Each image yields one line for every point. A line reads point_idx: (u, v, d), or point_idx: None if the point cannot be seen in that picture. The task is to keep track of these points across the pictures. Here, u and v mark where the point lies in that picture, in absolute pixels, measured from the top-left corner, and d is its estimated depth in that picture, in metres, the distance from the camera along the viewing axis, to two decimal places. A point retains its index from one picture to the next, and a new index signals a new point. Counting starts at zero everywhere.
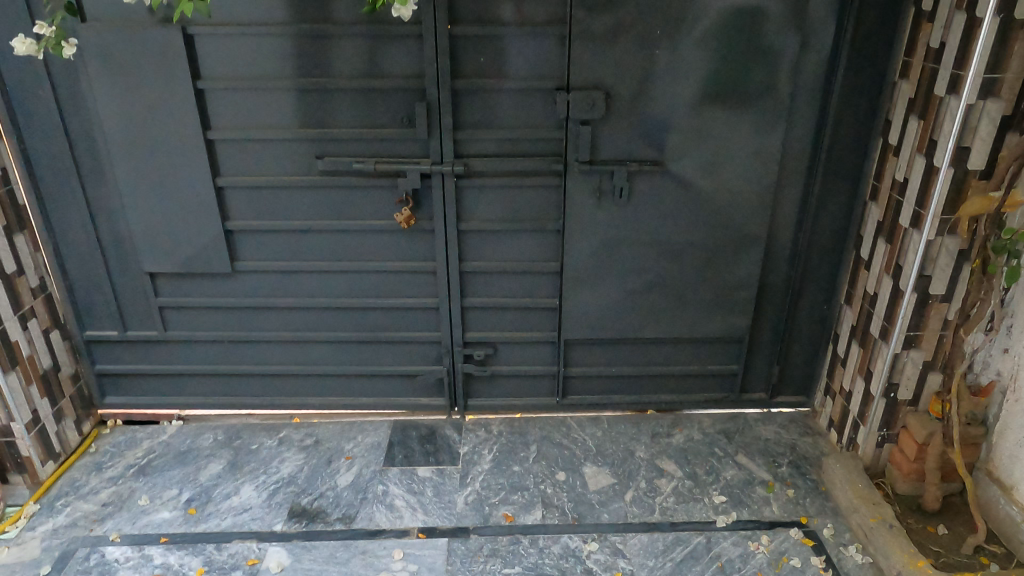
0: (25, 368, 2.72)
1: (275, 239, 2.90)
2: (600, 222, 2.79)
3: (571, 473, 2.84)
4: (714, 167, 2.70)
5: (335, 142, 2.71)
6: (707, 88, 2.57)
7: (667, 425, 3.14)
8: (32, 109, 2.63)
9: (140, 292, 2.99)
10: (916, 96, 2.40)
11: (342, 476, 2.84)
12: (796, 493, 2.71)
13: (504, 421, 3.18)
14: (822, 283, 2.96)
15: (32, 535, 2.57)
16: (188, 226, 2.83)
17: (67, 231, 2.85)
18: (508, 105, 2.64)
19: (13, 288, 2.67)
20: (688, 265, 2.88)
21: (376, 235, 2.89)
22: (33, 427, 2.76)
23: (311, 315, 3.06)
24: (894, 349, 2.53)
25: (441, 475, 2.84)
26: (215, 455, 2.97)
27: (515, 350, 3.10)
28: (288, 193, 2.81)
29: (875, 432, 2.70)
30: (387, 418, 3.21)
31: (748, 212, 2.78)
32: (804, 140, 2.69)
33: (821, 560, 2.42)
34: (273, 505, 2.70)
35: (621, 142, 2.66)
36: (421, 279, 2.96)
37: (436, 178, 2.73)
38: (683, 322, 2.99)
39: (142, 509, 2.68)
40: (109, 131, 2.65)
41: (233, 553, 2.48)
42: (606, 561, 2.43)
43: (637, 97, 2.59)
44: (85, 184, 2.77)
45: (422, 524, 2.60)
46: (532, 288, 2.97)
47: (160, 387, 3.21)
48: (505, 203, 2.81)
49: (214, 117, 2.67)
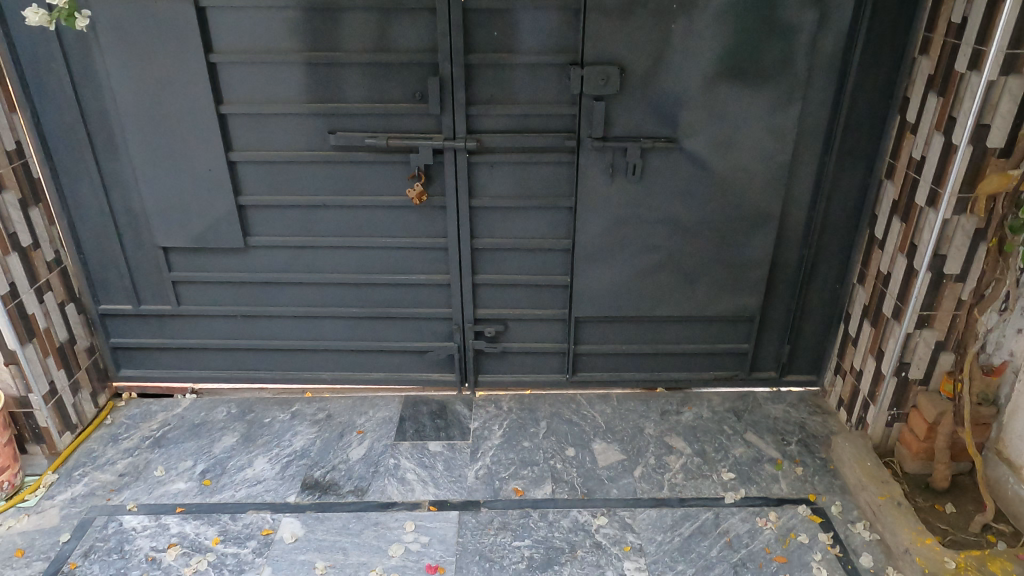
0: (42, 340, 2.75)
1: (288, 214, 2.90)
2: (613, 199, 2.78)
3: (580, 449, 2.87)
4: (728, 144, 2.68)
5: (347, 118, 2.71)
6: (724, 63, 2.54)
7: (676, 402, 3.15)
8: (45, 82, 2.63)
9: (153, 267, 3.01)
10: (936, 72, 2.36)
11: (354, 449, 2.88)
12: (804, 471, 2.73)
13: (515, 397, 3.20)
14: (835, 261, 2.94)
15: (51, 503, 2.62)
16: (201, 201, 2.84)
17: (82, 205, 2.86)
18: (521, 80, 2.62)
19: (30, 261, 2.70)
20: (700, 244, 2.87)
21: (388, 212, 2.89)
22: (50, 398, 2.80)
23: (323, 290, 3.07)
24: (907, 328, 2.52)
25: (451, 450, 2.87)
26: (228, 428, 3.01)
27: (526, 327, 3.11)
28: (300, 169, 2.81)
29: (886, 411, 2.71)
30: (398, 393, 3.23)
31: (762, 191, 2.77)
32: (820, 118, 2.67)
33: (828, 536, 2.43)
34: (287, 477, 2.74)
35: (635, 119, 2.64)
36: (432, 255, 2.96)
37: (448, 154, 2.72)
38: (695, 301, 2.99)
39: (159, 479, 2.73)
40: (121, 105, 2.66)
41: (247, 523, 2.52)
42: (615, 535, 2.45)
43: (653, 73, 2.56)
44: (98, 158, 2.78)
45: (433, 497, 2.63)
46: (544, 265, 2.97)
47: (174, 360, 3.24)
48: (517, 180, 2.80)
49: (227, 90, 2.67)
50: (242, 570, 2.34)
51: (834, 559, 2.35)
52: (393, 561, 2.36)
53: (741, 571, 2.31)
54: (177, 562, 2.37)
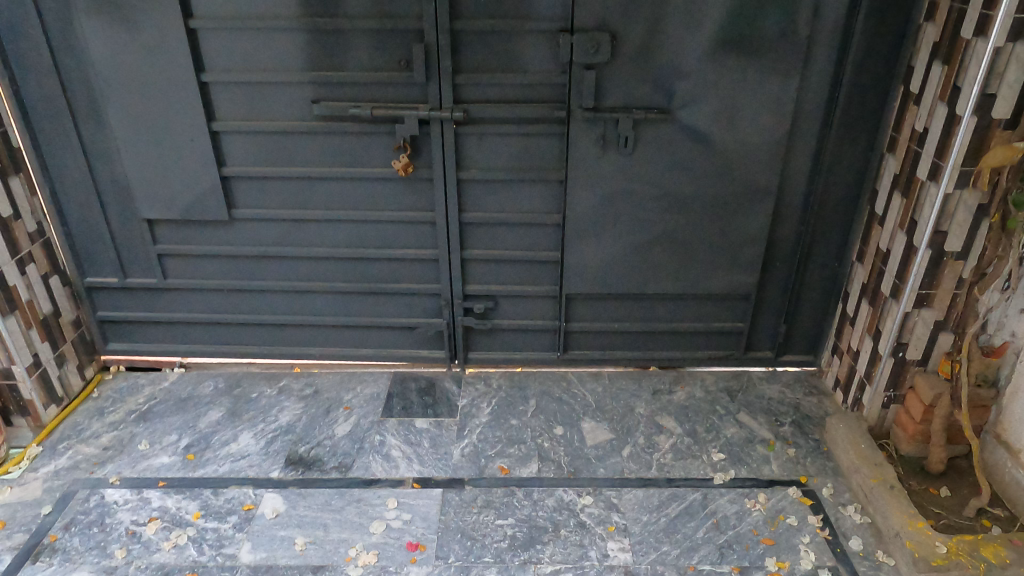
0: (24, 312, 2.72)
1: (273, 186, 2.84)
2: (605, 172, 2.70)
3: (569, 428, 2.82)
4: (724, 116, 2.58)
5: (332, 86, 2.63)
6: (721, 31, 2.44)
7: (669, 382, 3.10)
8: (23, 48, 2.57)
9: (138, 239, 2.97)
10: (941, 39, 2.26)
11: (340, 425, 2.85)
12: (796, 453, 2.67)
13: (505, 374, 3.15)
14: (835, 238, 2.85)
15: (34, 476, 2.61)
16: (184, 173, 2.78)
17: (64, 175, 2.82)
18: (510, 48, 2.53)
19: (10, 232, 2.66)
20: (695, 219, 2.79)
21: (375, 184, 2.82)
22: (34, 370, 2.78)
23: (311, 265, 3.02)
24: (905, 307, 2.44)
25: (438, 427, 2.83)
26: (214, 402, 2.99)
27: (516, 304, 3.05)
28: (285, 139, 2.74)
29: (882, 393, 2.64)
30: (386, 369, 3.20)
31: (759, 165, 2.68)
32: (821, 89, 2.57)
33: (817, 519, 2.38)
34: (271, 453, 2.71)
35: (627, 89, 2.55)
36: (420, 230, 2.90)
37: (434, 124, 2.64)
38: (689, 279, 2.92)
39: (142, 454, 2.71)
40: (101, 72, 2.59)
41: (229, 498, 2.50)
42: (600, 515, 2.41)
43: (647, 41, 2.47)
44: (79, 127, 2.72)
45: (417, 474, 2.60)
46: (534, 240, 2.90)
47: (162, 334, 3.21)
48: (507, 152, 2.72)
49: (208, 58, 2.60)
50: (222, 545, 2.32)
51: (822, 542, 2.29)
52: (374, 538, 2.33)
53: (727, 553, 2.26)
54: (157, 536, 2.35)
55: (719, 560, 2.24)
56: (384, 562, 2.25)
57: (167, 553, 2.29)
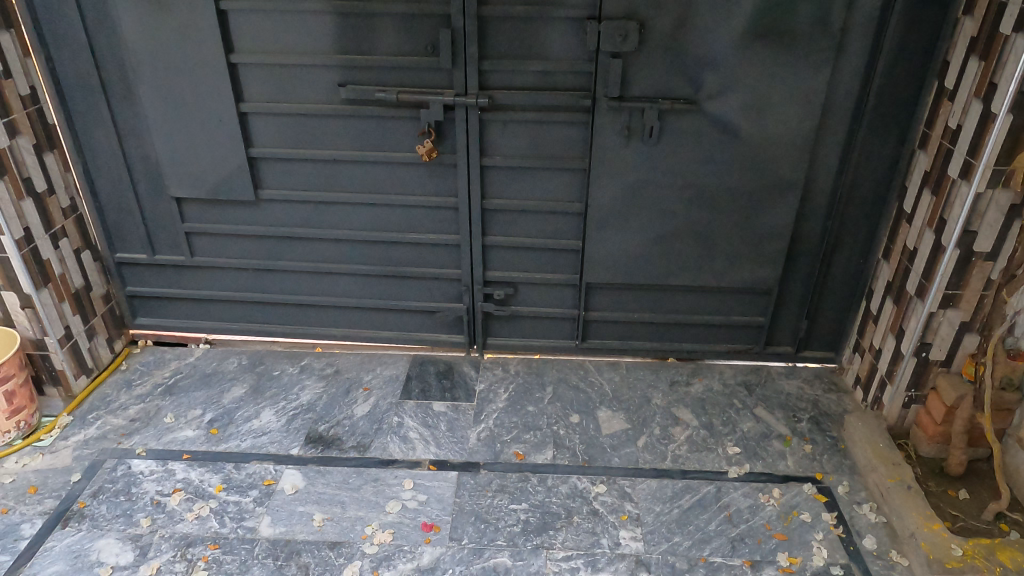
0: (57, 286, 2.79)
1: (298, 168, 2.87)
2: (628, 162, 2.69)
3: (585, 416, 2.83)
4: (752, 108, 2.55)
5: (359, 70, 2.64)
6: (752, 21, 2.40)
7: (687, 373, 3.09)
8: (58, 26, 2.61)
9: (166, 218, 3.02)
10: (979, 34, 2.20)
11: (359, 406, 2.90)
12: (813, 449, 2.66)
13: (523, 361, 3.17)
14: (861, 233, 2.81)
15: (65, 444, 2.69)
16: (213, 153, 2.82)
17: (97, 152, 2.87)
18: (537, 35, 2.52)
19: (44, 207, 2.72)
20: (719, 211, 2.77)
21: (399, 168, 2.83)
22: (66, 342, 2.86)
23: (335, 248, 3.06)
24: (930, 308, 2.41)
25: (455, 411, 2.87)
26: (237, 379, 3.05)
27: (537, 291, 3.06)
28: (311, 121, 2.76)
29: (903, 392, 2.61)
30: (407, 352, 3.23)
31: (786, 158, 2.65)
32: (851, 84, 2.52)
33: (832, 516, 2.37)
34: (291, 430, 2.77)
35: (654, 79, 2.53)
36: (443, 215, 2.91)
37: (459, 110, 2.64)
38: (711, 271, 2.91)
39: (168, 426, 2.78)
40: (133, 51, 2.63)
41: (251, 473, 2.56)
42: (613, 504, 2.43)
43: (677, 29, 2.44)
44: (112, 105, 2.77)
45: (434, 456, 2.64)
46: (555, 228, 2.90)
47: (188, 310, 3.28)
48: (531, 140, 2.72)
49: (237, 39, 2.62)
50: (243, 518, 2.38)
51: (835, 539, 2.29)
52: (390, 518, 2.38)
53: (738, 547, 2.27)
54: (180, 507, 2.42)
55: (731, 553, 2.25)
56: (399, 541, 2.29)
57: (190, 523, 2.36)
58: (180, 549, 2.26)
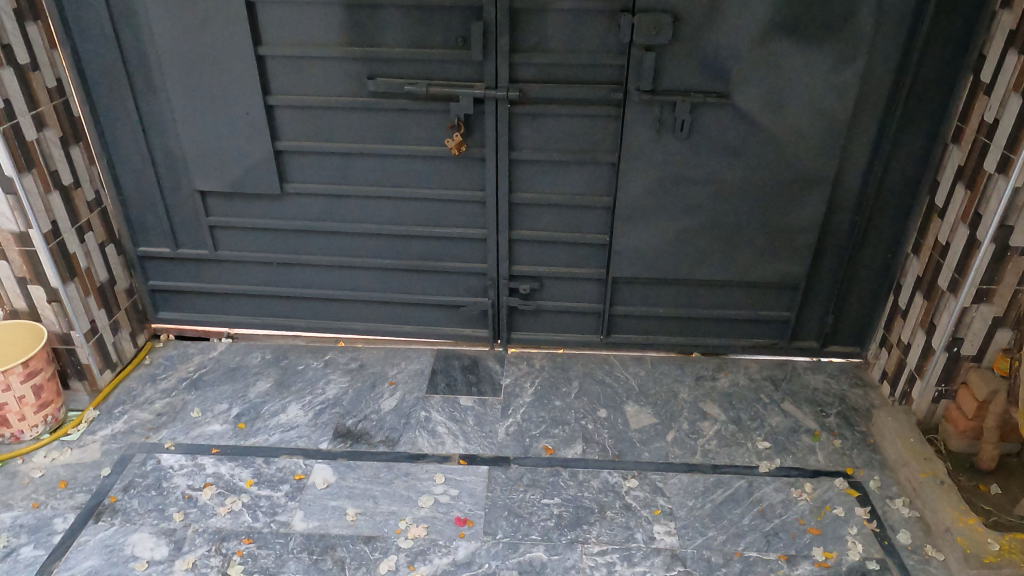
0: (82, 279, 2.78)
1: (325, 161, 2.86)
2: (658, 156, 2.68)
3: (612, 411, 2.83)
4: (784, 102, 2.54)
5: (388, 62, 2.62)
6: (787, 14, 2.39)
7: (712, 368, 3.09)
8: (84, 18, 2.59)
9: (191, 211, 3.01)
10: (1018, 28, 2.19)
11: (386, 400, 2.89)
12: (842, 444, 2.66)
13: (547, 355, 3.17)
14: (890, 228, 2.80)
15: (92, 438, 2.68)
16: (239, 146, 2.81)
17: (121, 145, 2.86)
18: (569, 27, 2.50)
19: (70, 200, 2.70)
20: (748, 206, 2.76)
21: (426, 162, 2.82)
22: (91, 336, 2.84)
23: (360, 241, 3.04)
24: (963, 303, 2.41)
25: (482, 405, 2.87)
26: (262, 373, 3.05)
27: (562, 285, 3.06)
28: (339, 115, 2.75)
29: (933, 388, 2.61)
30: (431, 346, 3.23)
31: (817, 152, 2.64)
32: (884, 78, 2.51)
33: (865, 511, 2.37)
34: (319, 425, 2.76)
35: (686, 72, 2.52)
36: (470, 209, 2.90)
37: (489, 104, 2.63)
38: (738, 265, 2.90)
39: (195, 421, 2.77)
40: (160, 43, 2.61)
41: (281, 467, 2.56)
42: (646, 498, 2.43)
43: (711, 22, 2.42)
44: (137, 98, 2.75)
45: (463, 451, 2.63)
46: (583, 223, 2.89)
47: (211, 304, 3.27)
48: (561, 133, 2.70)
49: (265, 31, 2.60)
50: (276, 512, 2.38)
51: (870, 534, 2.29)
52: (423, 512, 2.38)
53: (773, 541, 2.27)
54: (212, 501, 2.41)
55: (766, 547, 2.25)
56: (434, 536, 2.29)
57: (223, 518, 2.35)
58: (215, 543, 2.26)
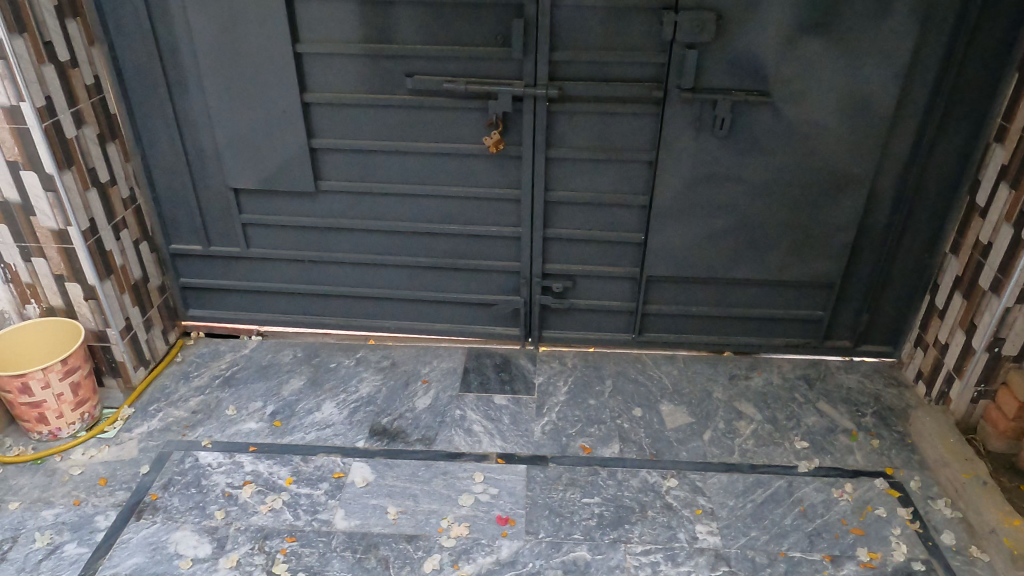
0: (118, 277, 2.78)
1: (360, 159, 2.85)
2: (696, 155, 2.67)
3: (648, 410, 2.83)
4: (825, 100, 2.53)
5: (426, 60, 2.61)
6: (831, 11, 2.37)
7: (745, 367, 3.08)
8: (122, 15, 2.58)
9: (224, 209, 3.00)
10: None
11: (420, 399, 2.89)
12: (880, 444, 2.65)
13: (578, 354, 3.16)
14: (928, 227, 2.78)
15: (129, 436, 2.69)
16: (275, 143, 2.80)
17: (156, 142, 2.85)
18: (610, 25, 2.48)
19: (107, 198, 2.70)
20: (786, 205, 2.75)
21: (462, 160, 2.81)
22: (126, 334, 2.84)
23: (393, 239, 3.04)
24: (1007, 302, 2.41)
25: (516, 404, 2.86)
26: (295, 371, 3.04)
27: (595, 284, 3.05)
28: (375, 112, 2.74)
29: (972, 387, 2.61)
30: (462, 344, 3.22)
31: (857, 151, 2.62)
32: (927, 77, 2.49)
33: (907, 511, 2.36)
34: (355, 423, 2.76)
35: (727, 70, 2.51)
36: (505, 207, 2.89)
37: (528, 102, 2.62)
38: (774, 265, 2.89)
39: (230, 419, 2.77)
40: (198, 40, 2.60)
41: (319, 465, 2.56)
42: (686, 498, 2.42)
43: (753, 20, 2.41)
44: (173, 95, 2.74)
45: (500, 450, 2.63)
46: (618, 221, 2.88)
47: (242, 302, 3.27)
48: (598, 132, 2.69)
49: (303, 29, 2.59)
50: (316, 510, 2.38)
51: (913, 534, 2.29)
52: (464, 511, 2.37)
53: (816, 541, 2.27)
54: (253, 499, 2.42)
55: (809, 547, 2.25)
56: (476, 534, 2.29)
57: (264, 516, 2.35)
58: (258, 541, 2.26)
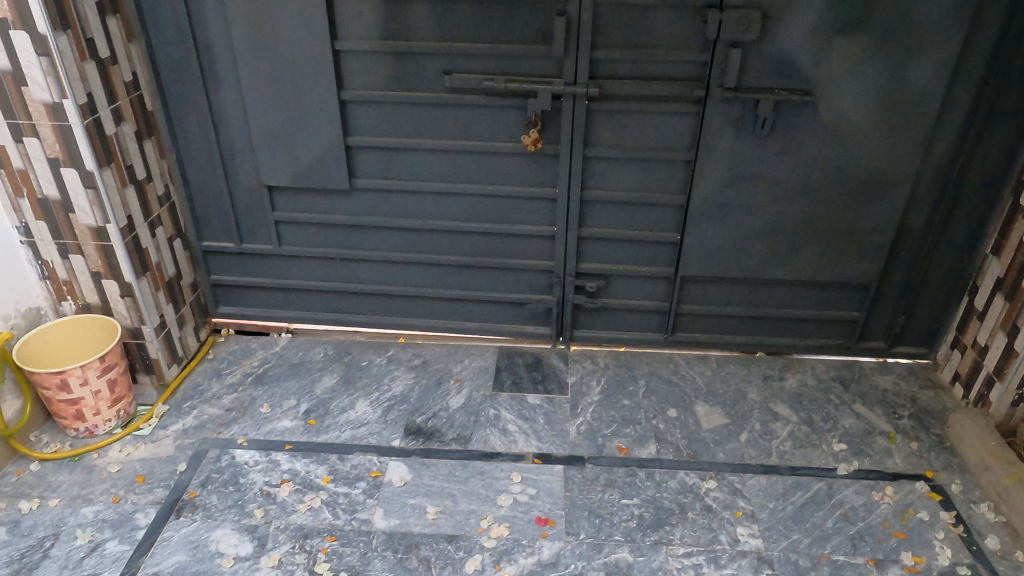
0: (153, 274, 2.77)
1: (395, 156, 2.84)
2: (736, 155, 2.65)
3: (682, 411, 2.81)
4: (869, 100, 2.50)
5: (464, 58, 2.60)
6: (878, 10, 2.34)
7: (778, 368, 3.06)
8: (160, 11, 2.57)
9: (257, 206, 2.99)
10: None
11: (454, 397, 2.88)
12: (919, 447, 2.63)
13: (610, 353, 3.15)
14: (968, 228, 2.76)
15: (165, 433, 2.69)
16: (310, 140, 2.79)
17: (191, 139, 2.85)
18: (652, 23, 2.46)
19: (143, 195, 2.70)
20: (825, 205, 2.73)
21: (497, 158, 2.79)
22: (161, 331, 2.84)
23: (425, 238, 3.02)
24: None
25: (550, 404, 2.85)
26: (327, 369, 3.04)
27: (628, 283, 3.03)
28: (412, 110, 2.72)
29: (1014, 390, 2.57)
30: (492, 343, 3.21)
31: (899, 151, 2.60)
32: (974, 76, 2.46)
33: (950, 515, 2.34)
34: (389, 422, 2.75)
35: (770, 69, 2.48)
36: (539, 206, 2.88)
37: (567, 100, 2.60)
38: (810, 265, 2.87)
39: (265, 417, 2.77)
40: (236, 37, 2.59)
41: (356, 464, 2.56)
42: (726, 500, 2.41)
43: (799, 19, 2.38)
44: (209, 92, 2.74)
45: (537, 449, 2.62)
46: (653, 220, 2.86)
47: (272, 299, 3.26)
48: (637, 131, 2.67)
49: (342, 26, 2.58)
50: (355, 509, 2.37)
51: (957, 538, 2.27)
52: (504, 511, 2.37)
53: (859, 545, 2.25)
54: (291, 498, 2.41)
55: (853, 551, 2.23)
56: (516, 535, 2.28)
57: (304, 514, 2.35)
58: (298, 540, 2.26)
